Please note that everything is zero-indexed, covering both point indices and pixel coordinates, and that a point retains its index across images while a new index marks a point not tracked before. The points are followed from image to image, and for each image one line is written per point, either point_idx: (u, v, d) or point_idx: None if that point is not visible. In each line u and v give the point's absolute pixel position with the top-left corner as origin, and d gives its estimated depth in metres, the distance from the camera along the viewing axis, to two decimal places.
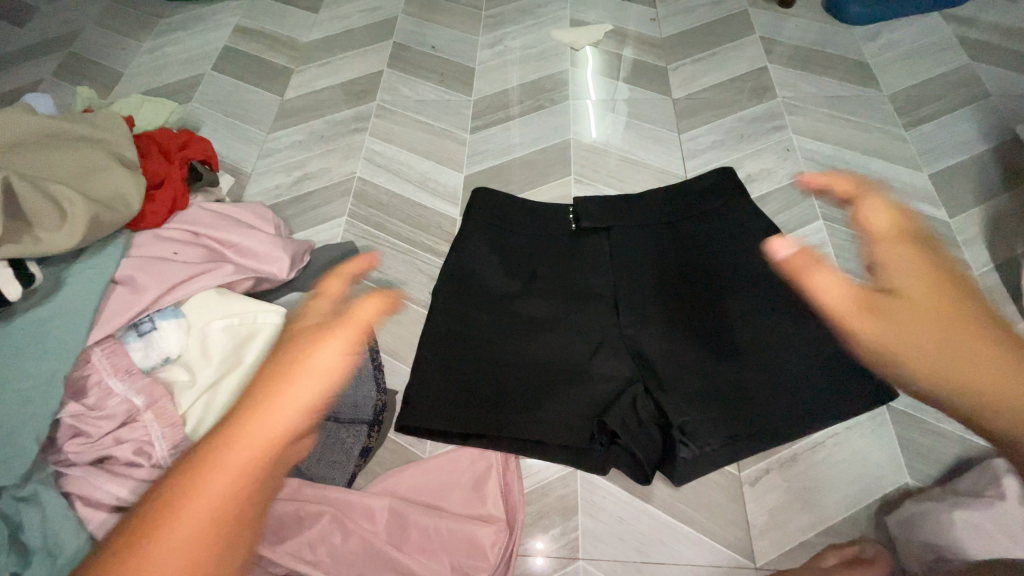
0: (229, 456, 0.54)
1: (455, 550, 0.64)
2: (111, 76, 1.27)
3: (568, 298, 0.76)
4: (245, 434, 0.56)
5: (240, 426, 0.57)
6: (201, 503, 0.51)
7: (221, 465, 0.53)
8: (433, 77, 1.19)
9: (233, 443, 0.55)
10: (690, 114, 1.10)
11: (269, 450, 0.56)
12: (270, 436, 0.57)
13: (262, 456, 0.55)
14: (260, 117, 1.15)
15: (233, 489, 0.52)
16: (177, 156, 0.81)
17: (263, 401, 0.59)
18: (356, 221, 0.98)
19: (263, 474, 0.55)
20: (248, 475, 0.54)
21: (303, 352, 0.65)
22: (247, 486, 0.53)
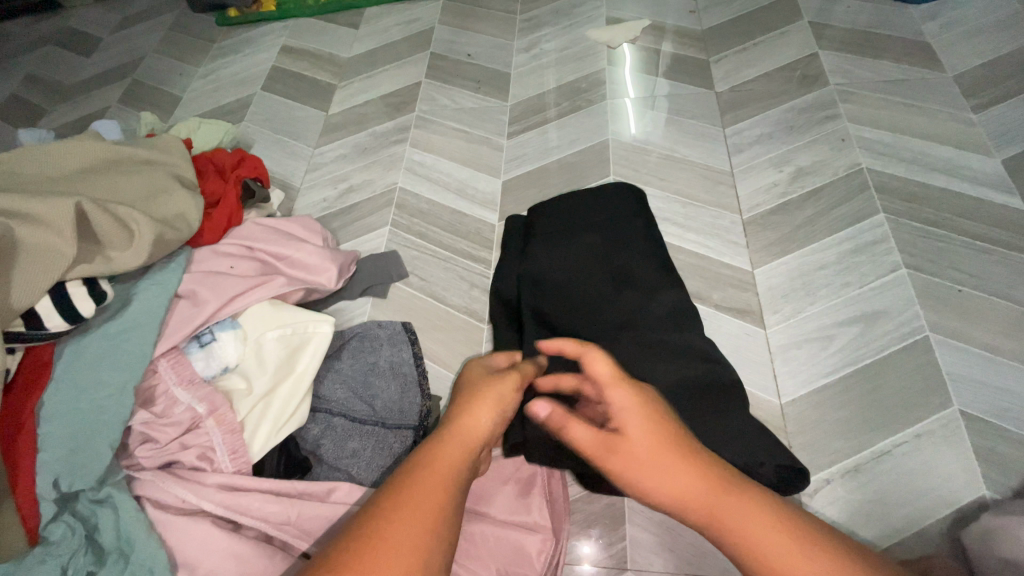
0: (400, 511, 0.44)
1: (502, 558, 0.65)
2: (171, 101, 1.35)
3: (616, 322, 0.74)
4: (433, 466, 0.48)
5: (434, 460, 0.48)
6: (416, 521, 0.43)
7: (439, 465, 0.48)
8: (470, 85, 1.20)
9: (421, 482, 0.46)
10: (735, 107, 1.06)
11: (447, 504, 0.45)
12: (452, 470, 0.48)
13: (438, 501, 0.45)
14: (306, 133, 1.20)
15: (406, 551, 0.42)
16: (231, 174, 0.85)
17: (443, 441, 0.50)
18: (398, 230, 1.00)
19: (447, 521, 0.45)
20: (413, 541, 0.42)
21: (465, 415, 0.53)
22: (439, 529, 0.44)
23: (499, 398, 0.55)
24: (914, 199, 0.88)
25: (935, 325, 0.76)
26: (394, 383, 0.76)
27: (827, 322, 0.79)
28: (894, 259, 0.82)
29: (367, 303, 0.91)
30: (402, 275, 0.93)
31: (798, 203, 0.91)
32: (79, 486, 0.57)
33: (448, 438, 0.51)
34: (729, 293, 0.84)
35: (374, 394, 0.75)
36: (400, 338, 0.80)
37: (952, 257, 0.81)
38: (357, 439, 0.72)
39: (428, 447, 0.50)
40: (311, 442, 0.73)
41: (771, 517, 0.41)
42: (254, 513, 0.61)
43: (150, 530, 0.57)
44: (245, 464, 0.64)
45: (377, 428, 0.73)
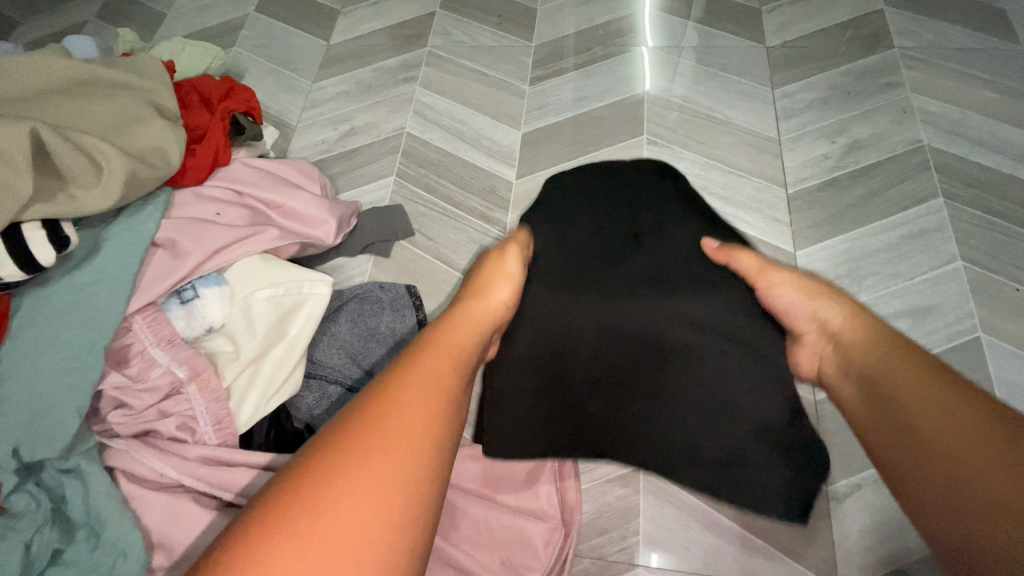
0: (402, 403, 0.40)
1: (506, 546, 0.62)
2: (154, 18, 1.21)
3: (626, 283, 0.61)
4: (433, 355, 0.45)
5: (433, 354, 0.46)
6: (411, 395, 0.40)
7: (439, 343, 0.46)
8: (490, 20, 1.07)
9: (418, 362, 0.43)
10: (785, 66, 0.95)
11: (450, 381, 0.43)
12: (458, 349, 0.47)
13: (442, 381, 0.42)
14: (305, 64, 1.08)
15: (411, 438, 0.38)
16: (218, 106, 0.75)
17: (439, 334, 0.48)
18: (404, 182, 0.91)
19: (456, 408, 0.42)
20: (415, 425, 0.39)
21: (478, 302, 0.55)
22: (436, 406, 0.40)
23: (500, 301, 0.56)
24: (978, 184, 0.80)
25: (988, 325, 0.70)
26: (396, 351, 0.70)
27: (872, 315, 0.72)
28: (949, 249, 0.75)
29: (369, 261, 0.84)
30: (407, 233, 0.85)
31: (850, 180, 0.82)
32: (43, 456, 0.51)
33: (454, 325, 0.50)
34: None
35: (374, 363, 0.70)
36: (404, 304, 0.73)
37: (1014, 252, 0.74)
38: None
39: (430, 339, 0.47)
40: (304, 411, 0.67)
41: (893, 344, 0.45)
42: (239, 490, 0.55)
43: (123, 506, 0.52)
44: (230, 436, 0.58)
45: None
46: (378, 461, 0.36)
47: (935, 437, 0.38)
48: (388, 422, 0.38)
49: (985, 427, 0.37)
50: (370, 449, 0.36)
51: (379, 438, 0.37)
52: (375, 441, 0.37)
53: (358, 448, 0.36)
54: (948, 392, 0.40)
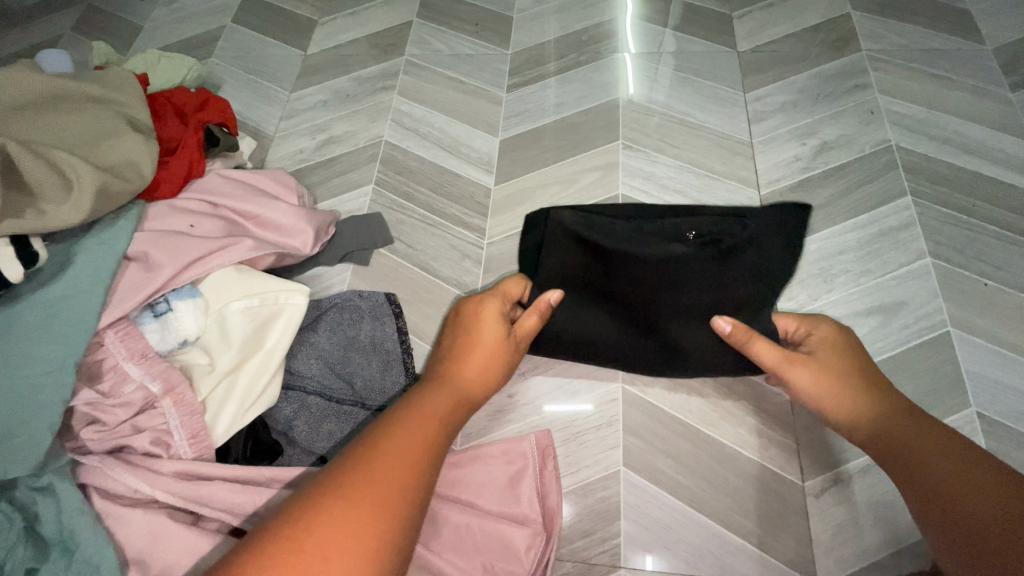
0: (383, 450, 0.45)
1: (488, 552, 0.62)
2: (130, 31, 1.21)
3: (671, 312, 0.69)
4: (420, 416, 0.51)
5: (417, 408, 0.52)
6: (369, 481, 0.42)
7: (422, 413, 0.51)
8: (467, 29, 1.08)
9: (406, 426, 0.49)
10: (757, 70, 0.97)
11: (427, 451, 0.47)
12: (439, 421, 0.51)
13: (423, 437, 0.48)
14: (283, 74, 1.08)
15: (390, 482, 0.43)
16: (193, 117, 0.75)
17: (434, 390, 0.56)
18: (383, 190, 0.91)
19: (426, 472, 0.46)
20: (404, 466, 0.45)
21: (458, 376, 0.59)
22: (405, 482, 0.44)
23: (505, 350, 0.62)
24: (945, 182, 0.82)
25: (956, 320, 0.72)
26: (375, 360, 0.71)
27: (845, 312, 0.74)
28: (918, 246, 0.77)
29: (347, 270, 0.84)
30: (386, 241, 0.85)
31: (821, 180, 0.84)
32: (15, 474, 0.51)
33: (436, 394, 0.55)
34: None
35: (354, 372, 0.70)
36: (383, 311, 0.73)
37: (980, 248, 0.76)
38: (333, 420, 0.67)
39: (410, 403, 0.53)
40: (283, 423, 0.67)
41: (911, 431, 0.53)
42: (216, 503, 0.55)
43: (96, 523, 0.51)
44: (207, 449, 0.58)
45: (356, 409, 0.68)
46: (329, 541, 0.38)
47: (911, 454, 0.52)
48: (335, 503, 0.40)
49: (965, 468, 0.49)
50: (306, 543, 0.38)
51: (320, 541, 0.38)
52: (323, 524, 0.39)
53: (311, 525, 0.39)
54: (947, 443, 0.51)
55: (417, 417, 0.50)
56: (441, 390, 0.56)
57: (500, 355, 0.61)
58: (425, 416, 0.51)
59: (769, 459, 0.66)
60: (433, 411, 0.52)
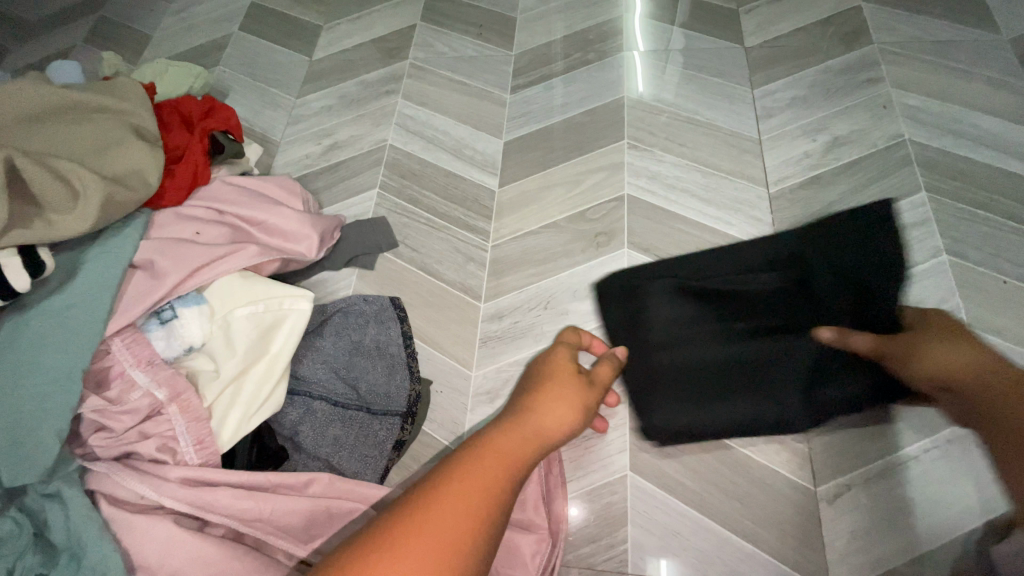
0: (440, 512, 0.38)
1: (494, 559, 0.61)
2: (141, 41, 1.22)
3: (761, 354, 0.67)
4: (487, 451, 0.43)
5: (495, 447, 0.44)
6: (421, 549, 0.36)
7: (497, 455, 0.43)
8: (471, 30, 1.08)
9: (473, 471, 0.41)
10: (765, 66, 0.95)
11: (491, 516, 0.40)
12: (515, 461, 0.44)
13: (494, 497, 0.41)
14: (288, 80, 1.08)
15: (434, 564, 0.36)
16: (198, 125, 0.75)
17: (515, 422, 0.47)
18: (387, 194, 0.91)
19: (486, 542, 0.39)
20: (452, 541, 0.37)
21: (537, 403, 0.50)
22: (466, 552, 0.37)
23: (583, 403, 0.52)
24: (961, 176, 0.79)
25: (975, 319, 0.69)
26: (380, 364, 0.71)
27: None
28: (934, 243, 0.75)
29: (353, 274, 0.84)
30: (391, 245, 0.85)
31: (831, 177, 0.82)
32: (26, 480, 0.51)
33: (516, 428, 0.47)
34: None
35: (358, 376, 0.70)
36: (388, 316, 0.74)
37: (999, 244, 0.74)
38: (338, 425, 0.67)
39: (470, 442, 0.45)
40: (288, 427, 0.67)
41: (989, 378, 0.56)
42: (221, 509, 0.55)
43: (104, 529, 0.51)
44: (213, 454, 0.58)
45: (360, 414, 0.68)
46: None
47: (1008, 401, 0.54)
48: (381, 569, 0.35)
49: None
50: None
51: None
52: None
53: None
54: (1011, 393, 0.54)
55: (485, 460, 0.42)
56: (518, 424, 0.47)
57: (578, 400, 0.52)
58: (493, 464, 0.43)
59: (779, 464, 0.65)
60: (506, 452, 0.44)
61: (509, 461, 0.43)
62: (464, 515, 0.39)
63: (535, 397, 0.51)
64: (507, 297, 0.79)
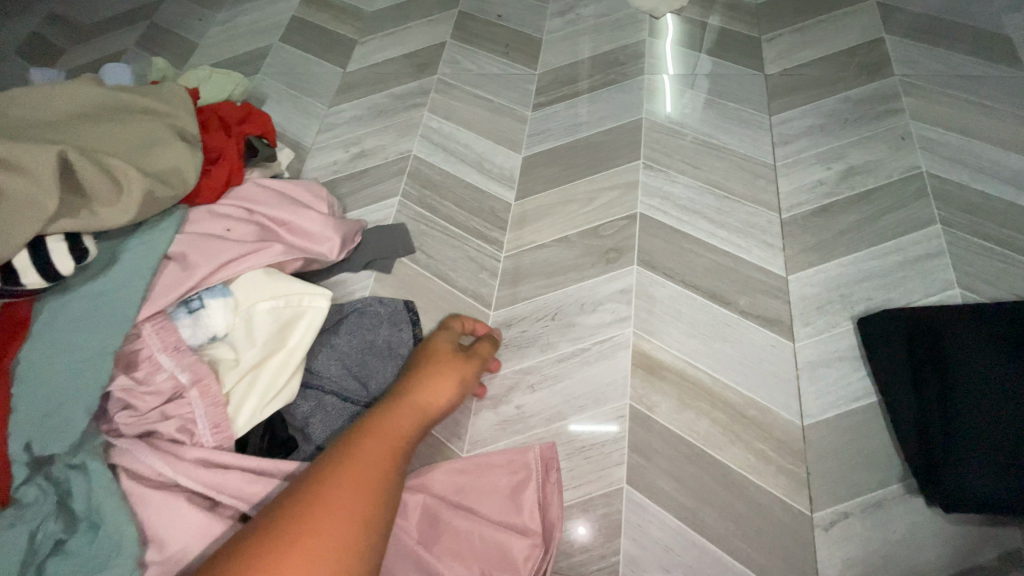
0: (340, 484, 0.49)
1: (488, 560, 0.63)
2: (188, 48, 1.30)
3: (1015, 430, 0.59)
4: (373, 434, 0.55)
5: (379, 426, 0.57)
6: (328, 515, 0.47)
7: (379, 431, 0.56)
8: (498, 49, 1.12)
9: (362, 447, 0.54)
10: (784, 94, 0.96)
11: (384, 477, 0.52)
12: (395, 435, 0.57)
13: (383, 461, 0.53)
14: (322, 90, 1.14)
15: (341, 529, 0.47)
16: (236, 130, 0.81)
17: (394, 403, 0.60)
18: (408, 202, 0.95)
19: (383, 494, 0.51)
20: (353, 513, 0.48)
21: (416, 387, 0.63)
22: (370, 502, 0.50)
23: (463, 372, 0.66)
24: (977, 211, 0.79)
25: None
26: (390, 364, 0.74)
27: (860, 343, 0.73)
28: (946, 276, 0.74)
29: (370, 277, 0.87)
30: (408, 251, 0.89)
31: (844, 206, 0.83)
32: (55, 450, 0.55)
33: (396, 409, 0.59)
34: (758, 299, 0.77)
35: (369, 375, 0.73)
36: (401, 318, 0.77)
37: (1014, 280, 0.73)
38: (347, 420, 0.70)
39: (358, 437, 0.55)
40: (300, 419, 0.70)
41: None
42: (231, 490, 0.58)
43: (122, 501, 0.55)
44: (227, 439, 0.61)
45: (369, 410, 0.71)
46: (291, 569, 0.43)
47: None
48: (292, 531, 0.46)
49: None
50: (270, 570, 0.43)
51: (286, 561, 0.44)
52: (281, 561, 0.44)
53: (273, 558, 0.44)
54: None
55: (369, 436, 0.55)
56: (392, 406, 0.60)
57: (457, 372, 0.66)
58: (374, 441, 0.55)
59: (777, 487, 0.65)
60: (387, 431, 0.56)
61: (388, 434, 0.56)
62: (357, 482, 0.50)
63: (410, 384, 0.63)
64: (516, 307, 0.81)
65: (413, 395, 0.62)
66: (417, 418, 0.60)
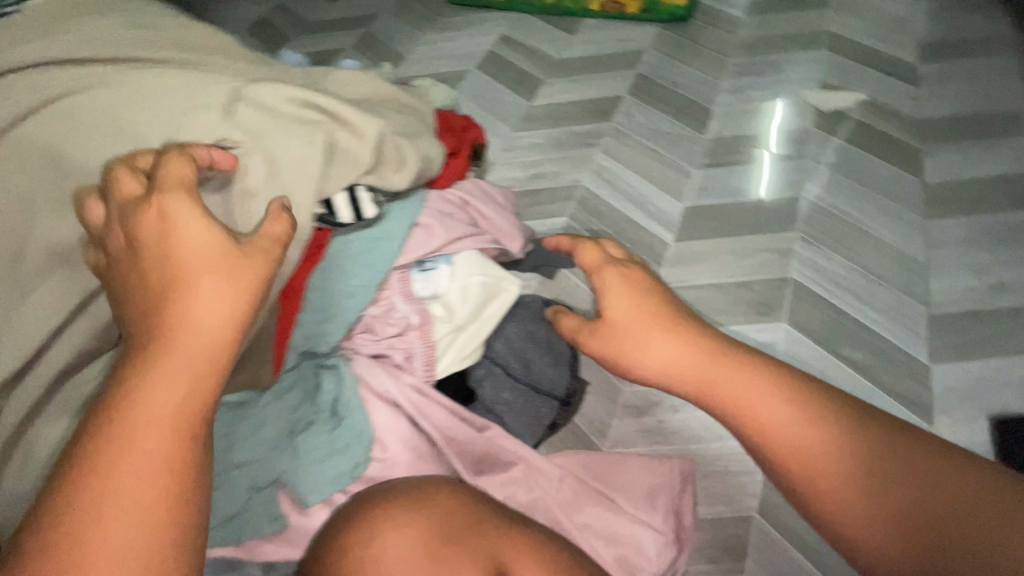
0: (143, 424, 0.37)
1: (623, 547, 0.70)
2: (397, 59, 1.53)
3: None
4: (166, 356, 0.39)
5: (161, 348, 0.40)
6: (130, 455, 0.37)
7: (174, 351, 0.39)
8: (670, 111, 1.26)
9: (162, 376, 0.39)
10: (941, 202, 1.03)
11: (162, 415, 0.38)
12: (184, 334, 0.40)
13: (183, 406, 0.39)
14: (509, 115, 1.31)
15: (143, 470, 0.37)
16: (462, 135, 0.97)
17: (164, 313, 0.41)
18: (576, 224, 1.08)
19: (191, 443, 0.39)
20: (162, 450, 0.37)
21: (180, 234, 0.44)
22: (173, 444, 0.38)
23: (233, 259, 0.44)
24: None
25: None
26: (552, 354, 0.84)
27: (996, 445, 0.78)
28: None
29: (536, 279, 1.00)
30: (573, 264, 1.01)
31: (994, 314, 0.88)
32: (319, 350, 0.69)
33: (169, 320, 0.41)
34: (900, 380, 0.84)
35: (534, 359, 0.83)
36: None
37: None
38: (513, 393, 0.81)
39: (155, 320, 0.41)
40: (475, 382, 0.81)
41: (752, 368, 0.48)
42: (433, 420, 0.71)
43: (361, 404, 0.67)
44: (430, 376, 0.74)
45: (531, 389, 0.81)
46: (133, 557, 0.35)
47: (798, 445, 0.44)
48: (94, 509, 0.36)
49: (971, 479, 0.38)
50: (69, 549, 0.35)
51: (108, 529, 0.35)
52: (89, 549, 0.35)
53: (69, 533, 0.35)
54: (818, 413, 0.44)
55: (152, 343, 0.40)
56: (165, 293, 0.42)
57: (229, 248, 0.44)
58: (162, 362, 0.39)
59: None
60: (143, 336, 0.40)
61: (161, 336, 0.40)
62: (165, 431, 0.38)
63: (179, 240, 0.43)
64: None
65: (181, 252, 0.43)
66: (198, 319, 0.41)
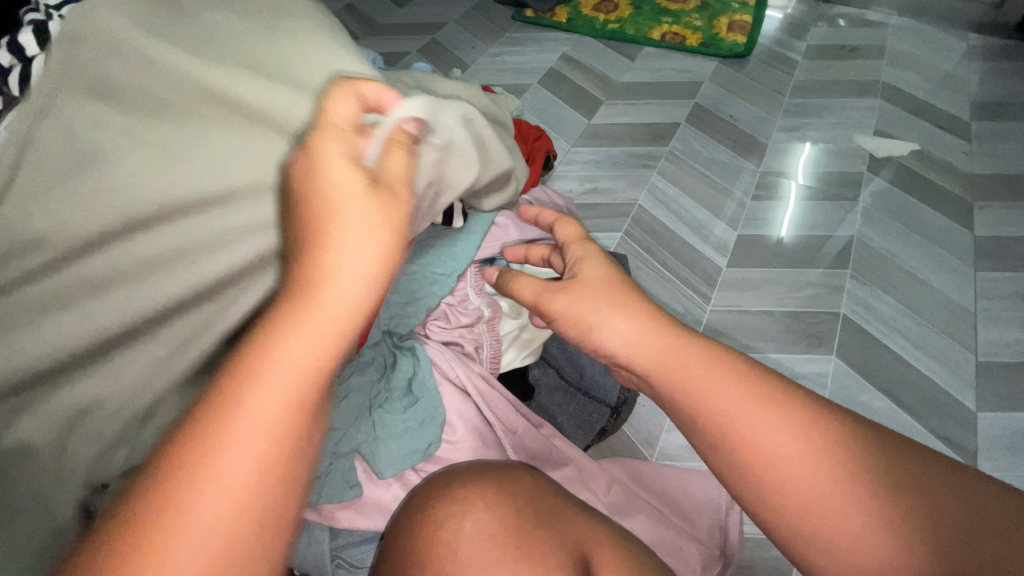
0: (255, 399, 0.30)
1: (667, 552, 0.70)
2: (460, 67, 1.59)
3: None
4: (299, 319, 0.33)
5: (302, 313, 0.33)
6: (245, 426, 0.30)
7: (301, 311, 0.33)
8: (725, 142, 1.30)
9: (283, 338, 0.32)
10: (991, 255, 1.05)
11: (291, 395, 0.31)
12: (321, 304, 0.33)
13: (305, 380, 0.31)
14: (568, 131, 1.36)
15: (260, 448, 0.30)
16: (534, 145, 1.01)
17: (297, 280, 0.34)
18: (630, 239, 1.11)
19: (307, 415, 0.31)
20: (278, 412, 0.30)
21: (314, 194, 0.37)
22: (283, 429, 0.30)
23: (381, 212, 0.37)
24: None
25: None
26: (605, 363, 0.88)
27: None
28: None
29: None
30: None
31: None
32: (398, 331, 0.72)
33: (304, 282, 0.34)
34: (944, 422, 0.85)
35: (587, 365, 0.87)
36: None
37: None
38: (564, 395, 0.86)
39: (285, 295, 0.34)
40: (530, 380, 0.88)
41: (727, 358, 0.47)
42: (495, 410, 0.73)
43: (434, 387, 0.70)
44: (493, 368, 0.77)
45: (580, 393, 0.86)
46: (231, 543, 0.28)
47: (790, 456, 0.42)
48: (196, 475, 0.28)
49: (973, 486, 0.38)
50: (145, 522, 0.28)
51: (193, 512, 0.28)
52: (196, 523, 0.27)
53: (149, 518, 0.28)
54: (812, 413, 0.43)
55: (284, 319, 0.33)
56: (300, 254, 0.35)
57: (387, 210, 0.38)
58: (292, 324, 0.32)
59: None
60: (291, 306, 0.33)
61: (311, 305, 0.33)
62: (287, 404, 0.31)
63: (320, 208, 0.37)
64: None
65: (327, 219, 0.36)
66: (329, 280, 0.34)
